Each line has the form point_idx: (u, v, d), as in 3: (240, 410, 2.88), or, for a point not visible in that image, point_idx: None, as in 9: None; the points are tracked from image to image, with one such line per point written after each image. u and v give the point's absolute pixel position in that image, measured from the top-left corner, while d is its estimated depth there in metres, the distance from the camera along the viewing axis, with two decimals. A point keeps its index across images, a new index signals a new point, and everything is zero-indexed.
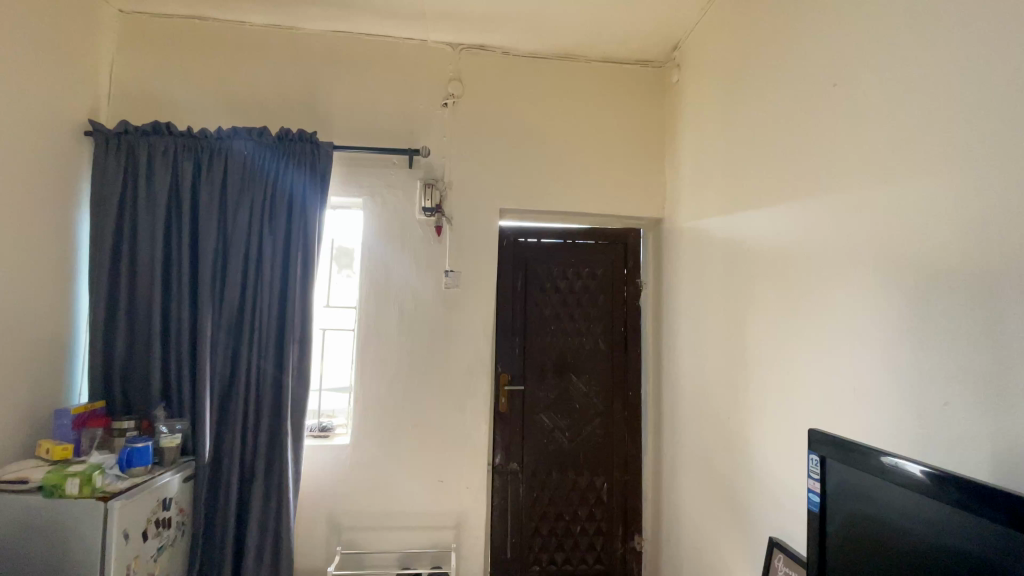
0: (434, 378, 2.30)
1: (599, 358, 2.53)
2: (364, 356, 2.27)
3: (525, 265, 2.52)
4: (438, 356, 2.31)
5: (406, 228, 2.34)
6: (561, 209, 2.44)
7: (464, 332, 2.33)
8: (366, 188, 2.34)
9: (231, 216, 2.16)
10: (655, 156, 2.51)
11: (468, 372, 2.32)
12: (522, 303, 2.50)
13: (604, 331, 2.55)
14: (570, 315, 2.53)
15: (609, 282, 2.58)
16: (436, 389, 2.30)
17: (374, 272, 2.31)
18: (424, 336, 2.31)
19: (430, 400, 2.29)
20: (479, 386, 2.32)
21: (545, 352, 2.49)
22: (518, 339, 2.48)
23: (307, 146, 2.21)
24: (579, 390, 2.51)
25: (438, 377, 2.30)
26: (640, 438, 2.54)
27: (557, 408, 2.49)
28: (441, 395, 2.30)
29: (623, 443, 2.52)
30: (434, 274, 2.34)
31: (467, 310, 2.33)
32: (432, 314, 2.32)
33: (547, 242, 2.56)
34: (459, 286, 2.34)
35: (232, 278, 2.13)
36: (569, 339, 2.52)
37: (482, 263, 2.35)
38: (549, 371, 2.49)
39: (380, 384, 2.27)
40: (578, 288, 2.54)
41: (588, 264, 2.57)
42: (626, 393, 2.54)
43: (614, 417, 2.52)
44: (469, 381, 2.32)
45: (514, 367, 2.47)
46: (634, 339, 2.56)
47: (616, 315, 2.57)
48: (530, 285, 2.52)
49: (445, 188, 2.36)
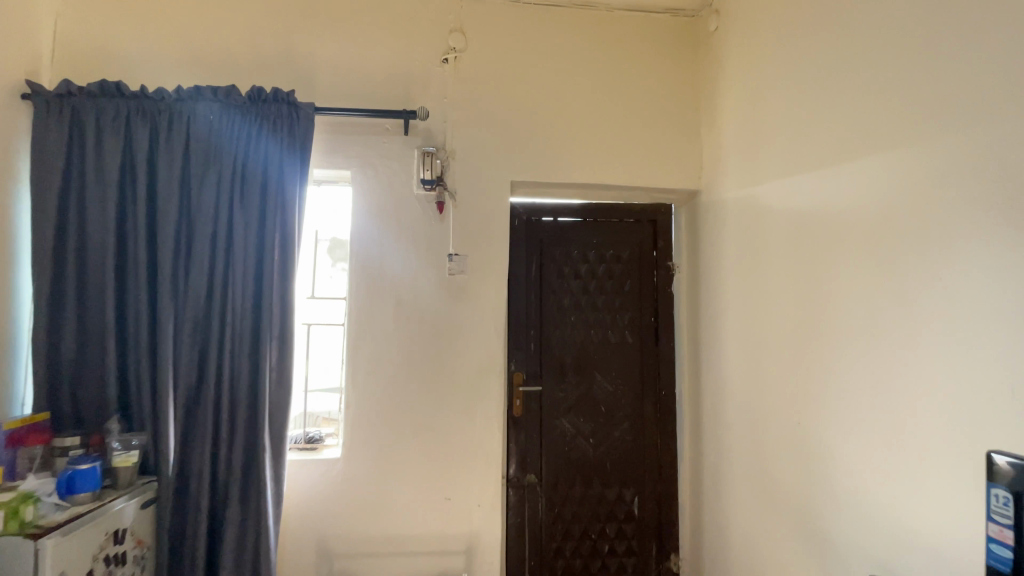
0: (438, 381, 1.97)
1: (627, 354, 2.20)
2: (357, 359, 1.94)
3: (540, 247, 2.18)
4: (442, 356, 1.98)
5: (402, 205, 1.99)
6: (581, 183, 2.10)
7: (472, 325, 1.99)
8: (354, 159, 1.99)
9: (195, 191, 1.82)
10: (689, 120, 2.17)
11: (478, 373, 1.99)
12: (537, 292, 2.17)
13: (633, 324, 2.21)
14: (593, 306, 2.20)
15: (637, 267, 2.23)
16: (440, 392, 1.97)
17: (364, 258, 1.97)
18: (426, 332, 1.98)
19: (433, 406, 1.96)
20: (491, 386, 1.99)
21: (565, 347, 2.16)
22: (535, 334, 2.15)
23: (283, 106, 1.87)
24: (603, 390, 2.18)
25: (444, 379, 1.97)
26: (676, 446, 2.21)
27: (580, 413, 2.16)
28: (448, 399, 1.97)
29: (656, 449, 2.20)
30: (436, 261, 2.00)
31: (475, 298, 2.00)
32: (434, 307, 1.98)
33: (564, 221, 2.21)
34: (466, 272, 2.01)
35: (198, 264, 1.79)
36: (593, 333, 2.19)
37: (492, 245, 2.02)
38: (570, 371, 2.16)
39: (375, 389, 1.94)
40: (601, 272, 2.21)
41: (612, 247, 2.23)
42: (658, 394, 2.20)
43: (646, 422, 2.20)
44: (479, 383, 1.98)
45: (530, 368, 2.14)
46: (667, 332, 2.23)
47: (644, 303, 2.23)
48: (546, 271, 2.18)
49: (445, 157, 2.01)
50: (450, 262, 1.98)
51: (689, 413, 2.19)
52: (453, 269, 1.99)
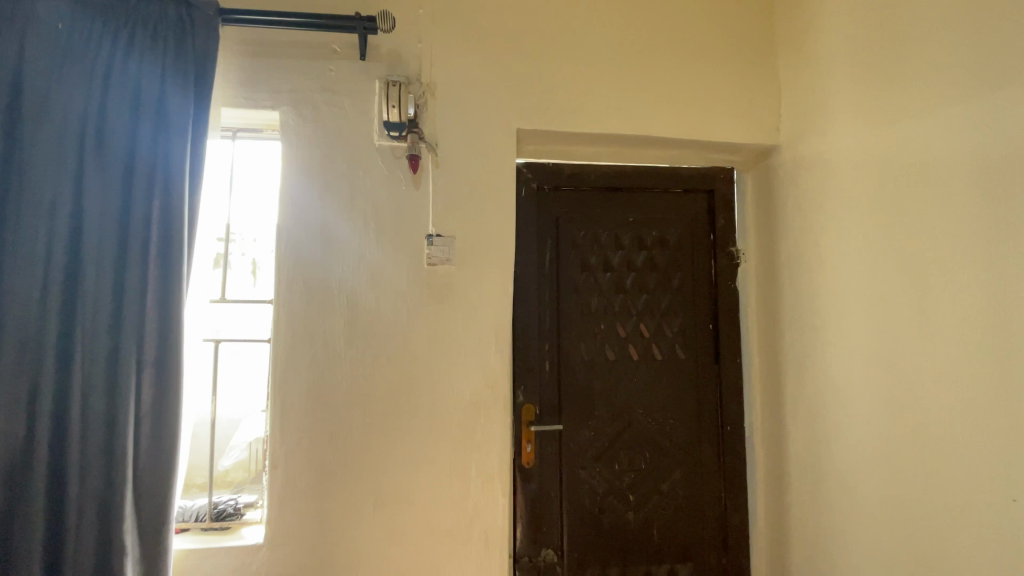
0: (412, 426, 1.30)
1: (679, 375, 1.57)
2: (287, 395, 1.26)
3: (557, 228, 1.55)
4: (418, 387, 1.31)
5: (356, 162, 1.33)
6: (615, 134, 1.47)
7: (464, 341, 1.33)
8: (282, 94, 1.32)
9: (15, 129, 1.11)
10: (759, 49, 1.55)
11: (474, 413, 1.33)
12: (554, 291, 1.53)
13: (685, 335, 1.59)
14: (630, 310, 1.57)
15: (688, 255, 1.61)
16: (416, 442, 1.30)
17: (296, 241, 1.29)
18: (393, 354, 1.30)
19: (405, 465, 1.29)
20: (491, 430, 1.33)
21: (594, 368, 1.53)
22: (551, 350, 1.51)
23: (169, 6, 1.21)
24: (648, 427, 1.54)
25: (422, 423, 1.30)
26: (746, 505, 1.58)
27: (614, 462, 1.52)
28: (427, 453, 1.30)
29: (720, 509, 1.57)
30: (408, 245, 1.33)
31: (468, 301, 1.34)
32: (407, 316, 1.31)
33: (589, 191, 1.58)
34: (453, 260, 1.34)
35: (13, 249, 1.09)
36: (632, 348, 1.55)
37: (491, 221, 1.36)
38: (600, 403, 1.53)
39: (314, 441, 1.27)
40: (642, 263, 1.58)
41: (655, 227, 1.61)
42: (722, 432, 1.58)
43: (706, 472, 1.57)
44: (473, 428, 1.33)
45: (545, 399, 1.49)
46: (732, 345, 1.60)
47: (701, 305, 1.61)
48: (565, 260, 1.54)
49: (422, 93, 1.36)
50: (429, 247, 1.32)
51: (764, 458, 1.57)
52: (433, 258, 1.33)
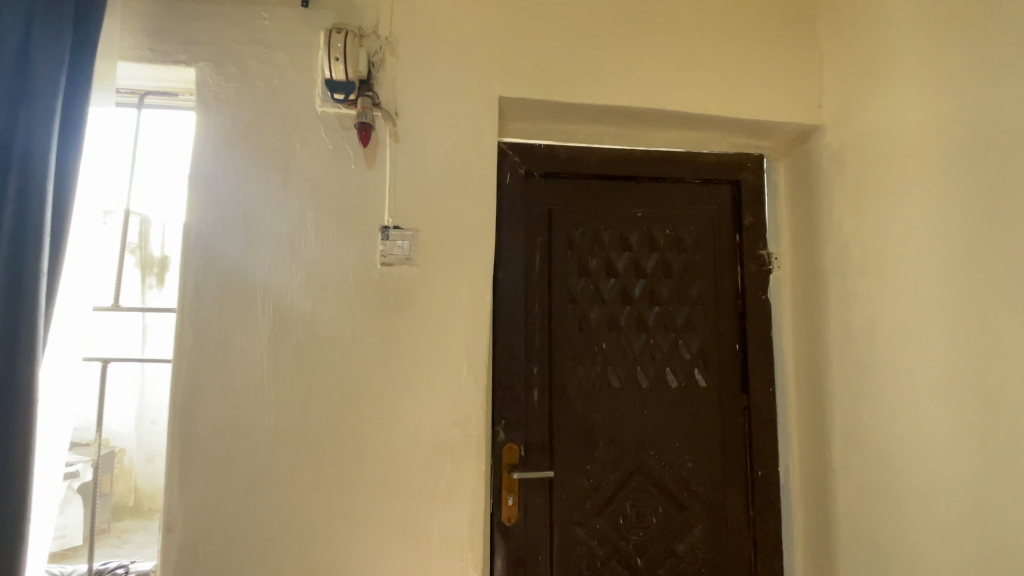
0: (356, 477, 0.99)
1: (700, 407, 1.27)
2: (189, 437, 0.95)
3: (549, 224, 1.25)
4: (364, 426, 1.00)
5: (291, 132, 1.04)
6: (622, 108, 1.18)
7: (426, 366, 1.03)
8: (200, 46, 1.04)
9: None
10: (798, 9, 1.27)
11: (438, 461, 1.02)
12: (545, 302, 1.22)
13: (706, 359, 1.29)
14: (638, 327, 1.26)
15: (710, 260, 1.32)
16: (360, 496, 0.99)
17: (209, 233, 0.99)
18: (331, 383, 1.00)
19: (345, 530, 0.98)
20: (460, 481, 1.02)
21: (594, 398, 1.22)
22: (541, 377, 1.20)
23: None
24: (660, 472, 1.24)
25: (368, 474, 0.99)
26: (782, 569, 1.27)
27: (617, 516, 1.22)
28: (375, 514, 0.99)
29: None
30: (356, 240, 1.03)
31: (432, 315, 1.04)
32: (352, 333, 1.01)
33: (591, 178, 1.28)
34: (415, 261, 1.04)
35: None
36: (641, 374, 1.25)
37: (465, 211, 1.07)
38: (602, 442, 1.22)
39: (223, 495, 0.96)
40: (653, 268, 1.29)
41: (670, 225, 1.31)
42: (752, 480, 1.27)
43: (733, 530, 1.26)
44: (437, 479, 1.02)
45: (533, 438, 1.18)
46: (764, 371, 1.30)
47: (726, 320, 1.31)
48: (559, 264, 1.24)
49: (379, 48, 1.07)
50: (383, 244, 1.02)
51: (807, 511, 1.27)
52: (387, 258, 1.03)
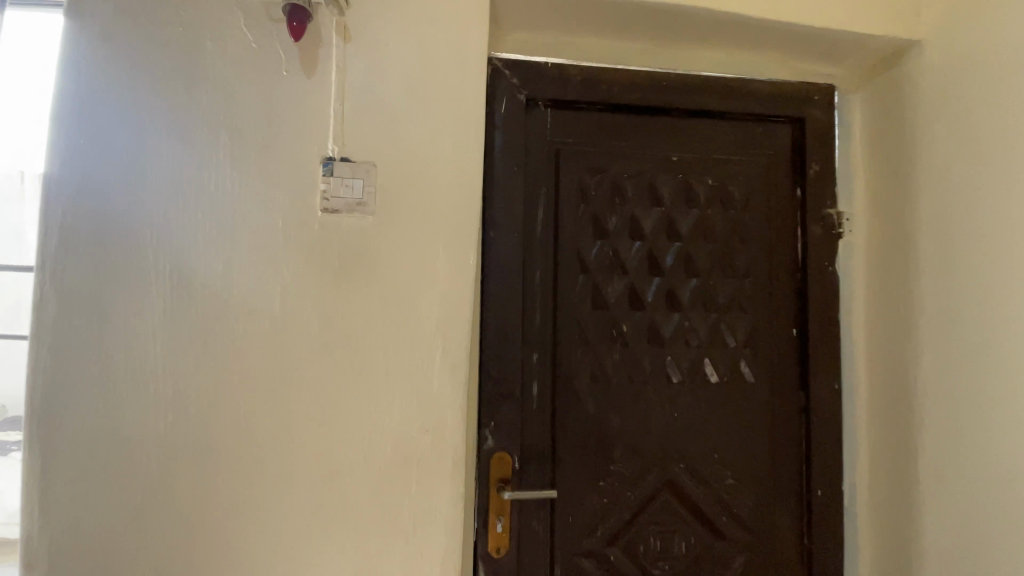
0: (286, 500, 0.73)
1: (746, 408, 0.99)
2: (54, 441, 0.69)
3: (557, 168, 0.95)
4: (298, 433, 0.73)
5: (198, 24, 0.74)
6: (657, 8, 0.88)
7: (382, 353, 0.75)
8: None
9: None
10: None
11: (396, 482, 0.75)
12: (550, 270, 0.93)
13: (754, 347, 1.00)
14: (670, 305, 0.97)
15: (763, 221, 1.02)
16: (294, 525, 0.73)
17: (82, 162, 0.71)
18: (251, 373, 0.73)
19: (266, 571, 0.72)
20: (430, 507, 0.75)
21: (611, 395, 0.94)
22: (541, 368, 0.92)
23: None
24: (693, 490, 0.96)
25: (302, 496, 0.73)
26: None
27: (638, 545, 0.95)
28: (308, 551, 0.73)
29: None
30: (288, 177, 0.74)
31: (393, 283, 0.76)
32: (280, 306, 0.73)
33: (612, 110, 0.98)
34: (369, 207, 0.75)
35: None
36: (673, 366, 0.96)
37: (440, 141, 0.78)
38: (618, 453, 0.94)
39: (101, 523, 0.70)
40: (691, 229, 0.99)
41: (712, 174, 1.01)
42: (809, 503, 0.99)
43: (781, 565, 0.99)
44: (398, 504, 0.75)
45: (530, 447, 0.91)
46: (829, 364, 1.01)
47: (780, 297, 1.02)
48: (569, 220, 0.95)
49: None
50: (326, 182, 0.74)
51: (880, 543, 0.99)
52: (330, 201, 0.74)
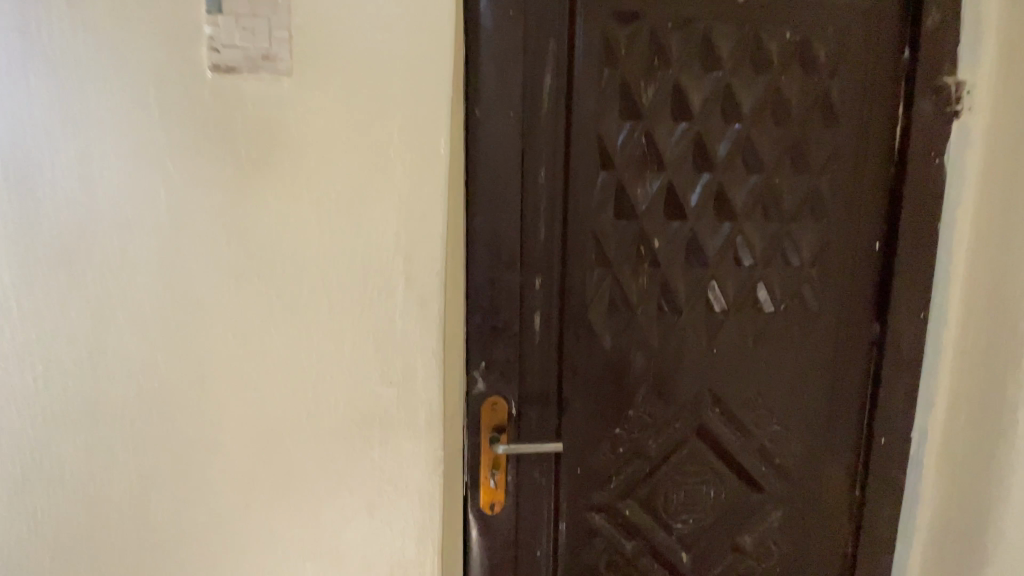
0: (209, 469, 0.55)
1: (807, 342, 0.77)
2: None
3: (571, 13, 0.66)
4: (213, 387, 0.54)
5: None
6: None
7: (320, 281, 0.53)
8: None
9: None
10: None
11: (351, 447, 0.56)
12: (559, 164, 0.68)
13: (825, 267, 0.77)
14: (719, 211, 0.72)
15: (854, 94, 0.74)
16: (222, 498, 0.56)
17: None
18: (139, 309, 0.52)
19: (188, 554, 0.56)
20: (395, 479, 0.58)
21: (637, 328, 0.72)
22: (544, 295, 0.70)
23: None
24: (731, 438, 0.78)
25: (227, 465, 0.56)
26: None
27: (657, 499, 0.79)
28: (238, 529, 0.57)
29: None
30: (156, 14, 0.48)
31: (327, 180, 0.52)
32: (169, 214, 0.51)
33: None
34: (284, 64, 0.50)
35: None
36: (716, 291, 0.73)
37: None
38: (641, 398, 0.75)
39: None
40: (755, 105, 0.71)
41: (792, 24, 0.71)
42: (874, 456, 0.81)
43: (827, 519, 0.83)
44: (353, 475, 0.57)
45: (530, 392, 0.72)
46: (921, 288, 0.77)
47: (865, 201, 0.76)
48: (587, 92, 0.67)
49: None
50: (214, 23, 0.49)
51: (949, 505, 0.80)
52: (222, 53, 0.49)
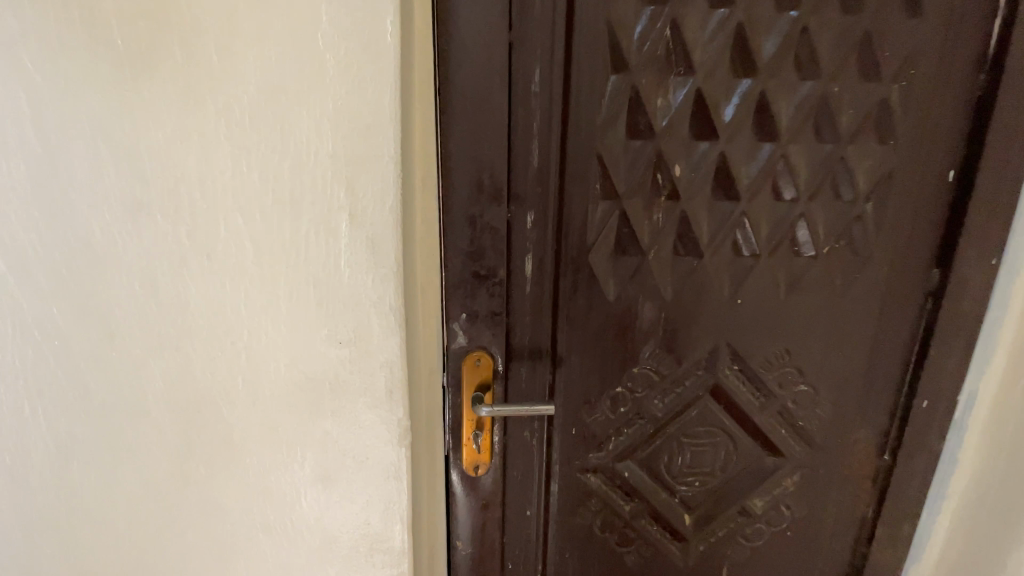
0: (135, 437, 0.48)
1: (851, 291, 0.65)
2: None
3: None
4: (127, 347, 0.45)
5: None
6: None
7: (241, 218, 0.42)
8: None
9: None
10: None
11: (298, 417, 0.48)
12: (557, 67, 0.53)
13: (883, 202, 0.63)
14: (758, 131, 0.57)
15: None
16: (154, 467, 0.49)
17: None
18: (22, 253, 0.42)
19: (125, 524, 0.50)
20: (351, 451, 0.50)
21: (646, 274, 0.60)
22: (535, 235, 0.58)
23: None
24: (749, 398, 0.68)
25: (155, 435, 0.48)
26: (908, 542, 0.78)
27: (660, 462, 0.71)
28: (178, 499, 0.50)
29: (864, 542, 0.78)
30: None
31: (240, 86, 0.39)
32: (39, 131, 0.40)
33: None
34: None
35: None
36: (746, 232, 0.60)
37: None
38: (647, 354, 0.64)
39: None
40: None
41: None
42: (911, 420, 0.71)
43: (848, 484, 0.75)
44: (301, 446, 0.49)
45: (519, 347, 0.62)
46: (999, 230, 0.63)
47: (945, 120, 0.60)
48: None
49: None
50: None
51: (987, 473, 0.71)
52: None
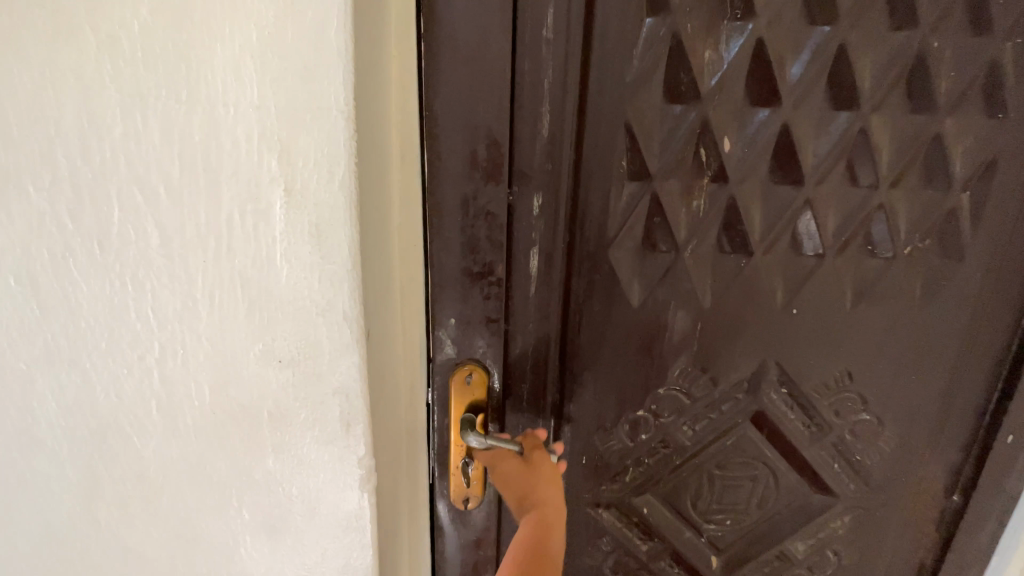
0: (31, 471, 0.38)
1: (934, 302, 0.52)
2: None
3: None
4: (6, 359, 0.34)
5: None
6: None
7: (140, 196, 0.31)
8: None
9: None
10: None
11: (230, 452, 0.37)
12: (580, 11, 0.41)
13: (984, 195, 0.49)
14: (832, 96, 0.45)
15: None
16: (56, 508, 0.39)
17: None
18: None
19: (28, 568, 0.41)
20: (301, 494, 0.39)
21: (681, 273, 0.49)
22: (541, 223, 0.46)
23: None
24: (798, 426, 0.56)
25: (55, 467, 0.38)
26: None
27: (684, 498, 0.59)
28: (90, 546, 0.40)
29: None
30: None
31: (123, 8, 0.27)
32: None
33: None
34: None
35: None
36: (809, 225, 0.48)
37: None
38: (677, 372, 0.53)
39: None
40: None
41: None
42: (992, 462, 0.58)
43: (910, 531, 0.63)
44: (238, 485, 0.38)
45: (520, 360, 0.51)
46: None
47: None
48: None
49: None
50: None
51: None
52: None
